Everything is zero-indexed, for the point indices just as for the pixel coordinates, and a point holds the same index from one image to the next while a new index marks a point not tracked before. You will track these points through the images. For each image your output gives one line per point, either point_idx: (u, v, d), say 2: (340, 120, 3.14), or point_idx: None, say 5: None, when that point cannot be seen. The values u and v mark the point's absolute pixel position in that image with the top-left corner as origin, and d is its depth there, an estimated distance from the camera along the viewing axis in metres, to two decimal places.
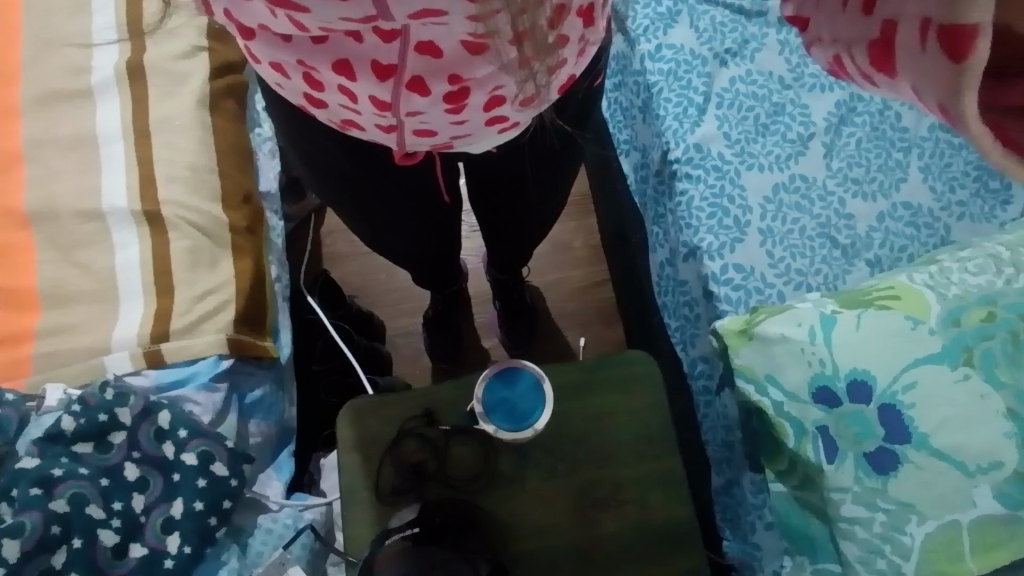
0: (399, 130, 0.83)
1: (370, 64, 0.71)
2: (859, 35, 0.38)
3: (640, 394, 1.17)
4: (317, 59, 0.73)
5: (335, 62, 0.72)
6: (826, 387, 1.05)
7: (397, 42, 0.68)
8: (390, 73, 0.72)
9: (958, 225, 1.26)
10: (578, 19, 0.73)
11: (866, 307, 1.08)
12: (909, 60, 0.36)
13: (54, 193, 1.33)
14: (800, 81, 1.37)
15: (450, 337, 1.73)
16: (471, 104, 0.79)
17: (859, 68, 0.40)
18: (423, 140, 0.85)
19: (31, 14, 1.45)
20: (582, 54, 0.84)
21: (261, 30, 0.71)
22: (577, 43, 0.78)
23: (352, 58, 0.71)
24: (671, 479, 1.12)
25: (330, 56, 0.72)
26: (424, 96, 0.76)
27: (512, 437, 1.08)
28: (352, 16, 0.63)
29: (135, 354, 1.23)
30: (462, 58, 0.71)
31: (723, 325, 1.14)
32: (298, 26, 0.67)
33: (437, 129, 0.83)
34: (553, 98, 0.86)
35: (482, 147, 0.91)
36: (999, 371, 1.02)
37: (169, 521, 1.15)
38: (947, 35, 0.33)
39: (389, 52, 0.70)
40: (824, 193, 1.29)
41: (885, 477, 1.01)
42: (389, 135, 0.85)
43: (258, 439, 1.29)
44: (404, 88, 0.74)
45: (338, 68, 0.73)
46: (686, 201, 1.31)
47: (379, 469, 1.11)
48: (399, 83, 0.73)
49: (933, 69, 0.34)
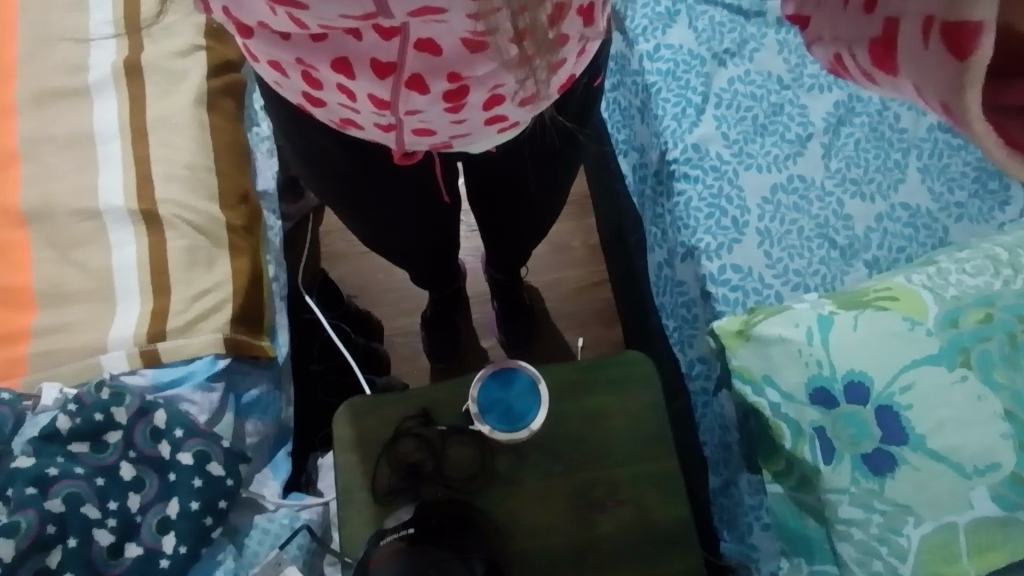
0: (398, 129, 0.83)
1: (371, 63, 0.71)
2: (861, 33, 0.38)
3: (638, 395, 1.17)
4: (316, 58, 0.73)
5: (334, 61, 0.72)
6: (823, 388, 1.05)
7: (397, 40, 0.68)
8: (390, 71, 0.72)
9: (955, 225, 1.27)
10: (579, 19, 0.73)
11: (863, 308, 1.08)
12: (912, 58, 0.35)
13: (52, 191, 1.33)
14: (799, 82, 1.37)
15: (447, 336, 1.73)
16: (471, 102, 0.78)
17: (861, 67, 0.39)
18: (423, 139, 0.85)
19: (27, 11, 1.44)
20: (582, 53, 0.83)
21: (260, 28, 0.71)
22: (578, 42, 0.78)
23: (351, 57, 0.71)
24: (669, 480, 1.12)
25: (329, 55, 0.72)
26: (423, 95, 0.76)
27: (507, 438, 1.08)
28: (351, 14, 0.63)
29: (132, 354, 1.23)
30: (462, 56, 0.71)
31: (721, 325, 1.14)
32: (298, 24, 0.66)
33: (436, 128, 0.83)
34: (553, 96, 0.86)
35: (482, 147, 0.91)
36: (995, 372, 1.02)
37: (165, 521, 1.14)
38: (950, 30, 0.32)
39: (388, 50, 0.69)
40: (822, 193, 1.29)
41: (882, 478, 1.01)
42: (387, 134, 0.85)
43: (254, 439, 1.28)
44: (403, 87, 0.74)
45: (338, 68, 0.73)
46: (684, 201, 1.31)
47: (375, 469, 1.11)
48: (398, 81, 0.73)
49: (936, 66, 0.34)
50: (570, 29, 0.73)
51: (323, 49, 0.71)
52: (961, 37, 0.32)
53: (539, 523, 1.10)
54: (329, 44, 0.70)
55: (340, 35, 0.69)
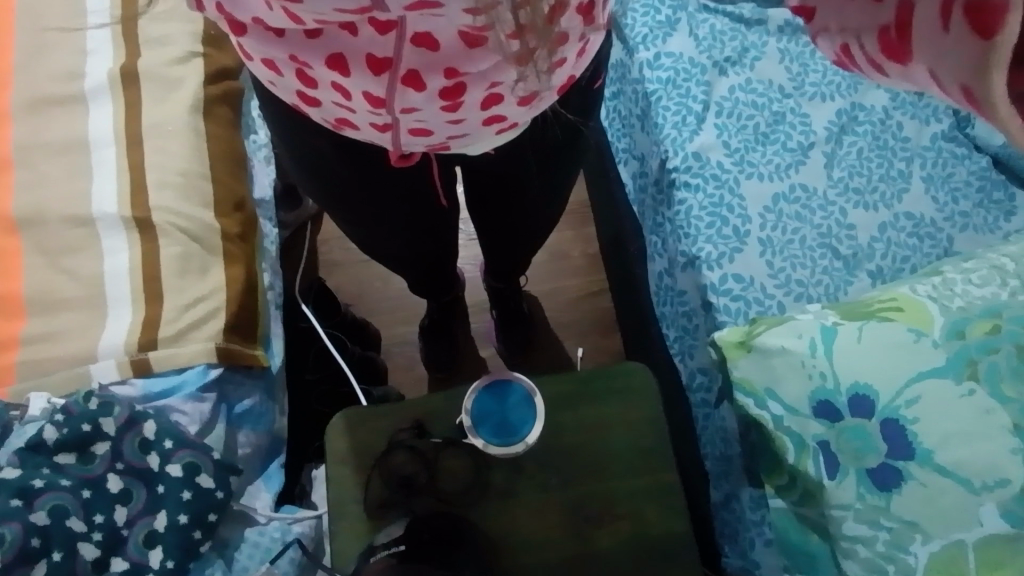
0: (393, 129, 0.81)
1: (366, 59, 0.70)
2: (870, 22, 0.36)
3: (637, 407, 1.14)
4: (311, 54, 0.72)
5: (329, 57, 0.71)
6: (826, 401, 1.03)
7: (393, 35, 0.67)
8: (386, 67, 0.71)
9: (964, 236, 1.24)
10: (579, 17, 0.72)
11: (867, 319, 1.06)
12: (927, 44, 0.32)
13: (44, 198, 1.31)
14: (801, 90, 1.35)
15: (445, 343, 1.70)
16: (468, 101, 0.77)
17: (869, 57, 0.37)
18: (419, 140, 0.84)
19: (23, 18, 1.44)
20: (582, 54, 0.82)
21: (254, 24, 0.70)
22: (577, 41, 0.77)
23: (346, 53, 0.70)
24: (668, 494, 1.09)
25: (324, 50, 0.70)
26: (420, 92, 0.74)
27: (501, 452, 1.05)
28: (346, 8, 0.62)
29: (122, 362, 1.21)
30: (459, 52, 0.69)
31: (722, 336, 1.12)
32: (291, 19, 0.65)
33: (433, 129, 0.81)
34: (552, 98, 0.85)
35: (480, 148, 0.89)
36: (1003, 385, 0.99)
37: (152, 534, 1.12)
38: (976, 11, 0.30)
39: (384, 45, 0.68)
40: (825, 203, 1.27)
41: (888, 494, 0.98)
42: (383, 134, 0.83)
43: (246, 450, 1.26)
44: (399, 83, 0.73)
45: (332, 63, 0.72)
46: (684, 210, 1.29)
47: (368, 481, 1.08)
48: (395, 78, 0.72)
49: (955, 50, 0.31)
50: (570, 26, 0.72)
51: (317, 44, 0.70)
52: (987, 19, 0.30)
53: (534, 542, 1.07)
54: (324, 40, 0.69)
55: (335, 31, 0.68)
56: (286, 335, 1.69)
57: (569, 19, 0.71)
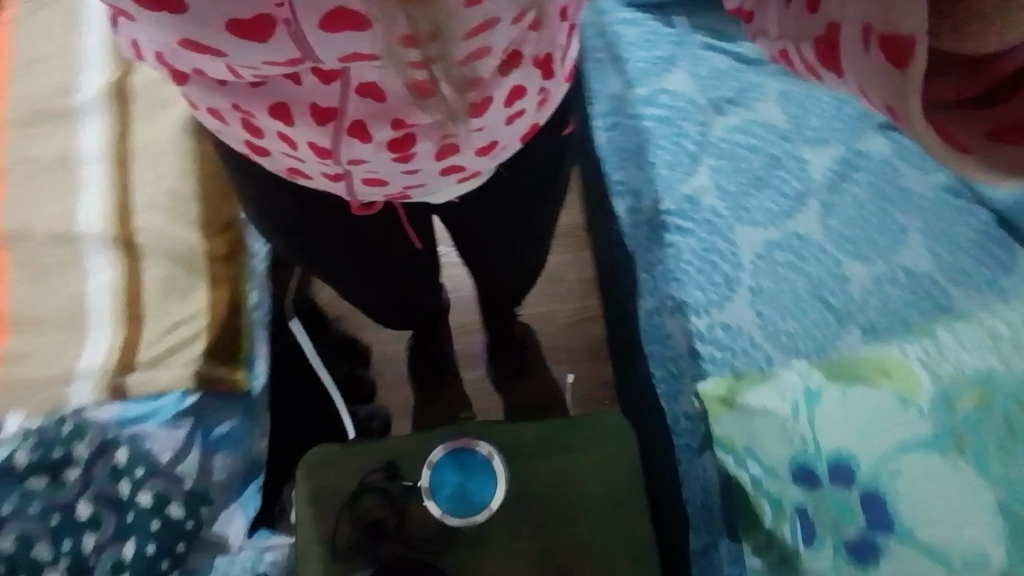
0: (348, 179, 0.78)
1: (309, 111, 0.65)
2: (804, 31, 0.39)
3: (613, 457, 1.12)
4: (253, 103, 0.66)
5: (274, 108, 0.66)
6: (806, 467, 1.01)
7: (337, 84, 0.61)
8: (330, 117, 0.66)
9: (962, 292, 1.20)
10: (535, 69, 0.69)
11: (854, 381, 1.04)
12: (852, 60, 0.36)
13: (33, 215, 1.32)
14: (800, 134, 1.32)
15: (427, 366, 1.68)
16: (420, 151, 0.72)
17: (804, 62, 0.40)
18: (375, 188, 0.80)
19: (24, 31, 1.45)
20: (543, 104, 0.78)
21: (196, 75, 0.65)
22: (537, 94, 0.74)
23: (288, 103, 0.65)
24: (640, 546, 1.07)
25: (264, 97, 0.65)
26: (370, 147, 0.70)
27: (462, 523, 1.00)
28: (275, 60, 0.53)
29: (99, 387, 1.22)
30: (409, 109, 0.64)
31: (704, 389, 1.10)
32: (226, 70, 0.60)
33: (387, 179, 0.78)
34: (512, 148, 0.82)
35: (441, 195, 0.87)
36: (990, 461, 0.95)
37: (118, 563, 1.11)
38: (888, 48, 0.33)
39: (330, 97, 0.63)
40: (819, 254, 1.24)
41: (865, 567, 0.96)
42: (338, 182, 0.80)
43: (222, 476, 1.24)
44: (345, 134, 0.68)
45: (275, 113, 0.67)
46: (675, 254, 1.26)
47: (335, 525, 1.07)
48: (339, 127, 0.67)
49: (875, 71, 0.35)
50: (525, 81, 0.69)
51: (259, 93, 0.65)
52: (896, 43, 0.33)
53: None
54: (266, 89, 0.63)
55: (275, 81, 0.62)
56: (270, 353, 1.68)
57: (524, 70, 0.67)
